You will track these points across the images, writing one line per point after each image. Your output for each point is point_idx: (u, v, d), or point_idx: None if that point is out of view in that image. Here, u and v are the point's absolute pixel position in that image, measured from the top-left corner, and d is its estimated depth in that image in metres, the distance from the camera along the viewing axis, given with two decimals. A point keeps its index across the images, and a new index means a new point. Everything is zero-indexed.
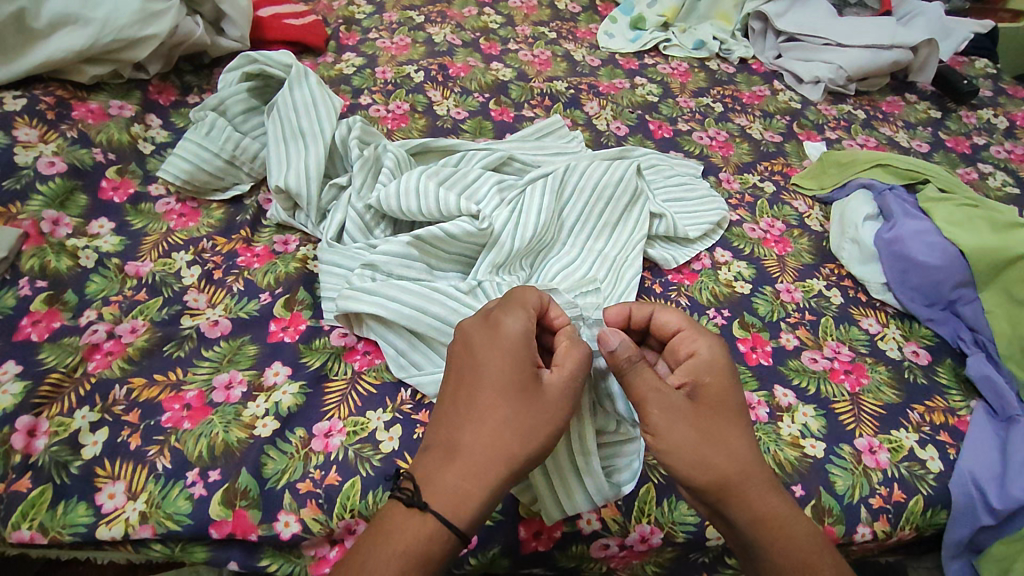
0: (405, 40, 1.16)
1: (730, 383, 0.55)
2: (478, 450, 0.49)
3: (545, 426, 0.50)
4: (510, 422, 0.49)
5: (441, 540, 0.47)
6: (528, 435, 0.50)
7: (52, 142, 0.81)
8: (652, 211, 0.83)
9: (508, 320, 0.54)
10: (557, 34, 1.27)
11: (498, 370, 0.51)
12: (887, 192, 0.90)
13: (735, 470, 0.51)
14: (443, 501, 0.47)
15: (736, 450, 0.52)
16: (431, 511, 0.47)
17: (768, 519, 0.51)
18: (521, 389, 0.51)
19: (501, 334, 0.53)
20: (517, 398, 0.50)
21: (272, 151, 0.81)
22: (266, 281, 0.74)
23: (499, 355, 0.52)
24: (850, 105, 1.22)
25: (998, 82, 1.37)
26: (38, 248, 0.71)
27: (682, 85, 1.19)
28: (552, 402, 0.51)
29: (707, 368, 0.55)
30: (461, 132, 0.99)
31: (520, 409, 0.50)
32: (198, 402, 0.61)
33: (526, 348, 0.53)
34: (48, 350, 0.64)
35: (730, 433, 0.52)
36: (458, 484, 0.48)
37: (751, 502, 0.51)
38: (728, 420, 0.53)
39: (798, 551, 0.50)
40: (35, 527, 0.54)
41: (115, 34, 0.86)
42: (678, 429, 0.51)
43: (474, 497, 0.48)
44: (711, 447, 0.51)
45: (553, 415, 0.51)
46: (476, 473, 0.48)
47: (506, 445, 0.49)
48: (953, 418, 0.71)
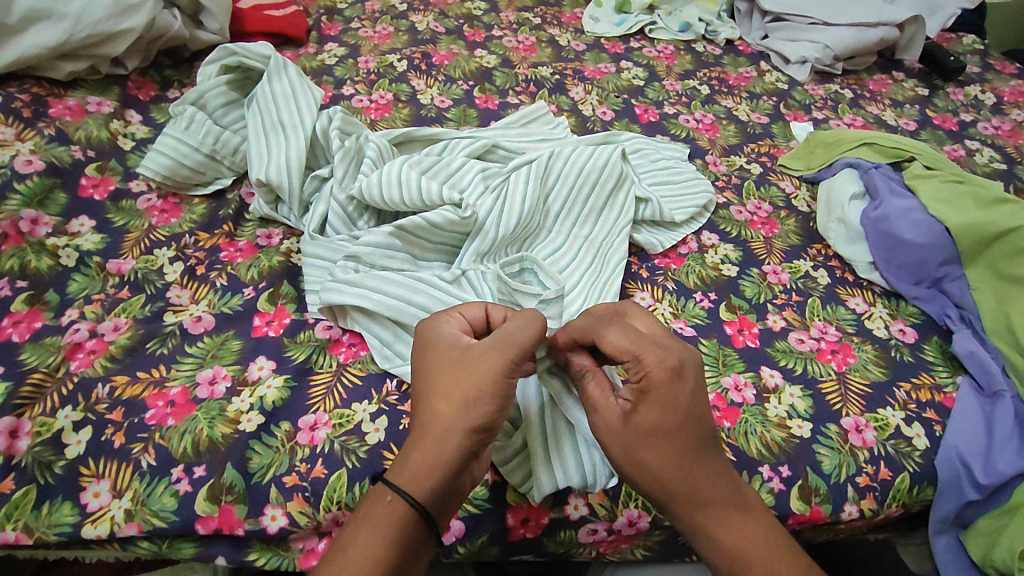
0: (388, 29, 1.15)
1: (675, 402, 0.50)
2: (416, 421, 0.51)
3: (468, 380, 0.50)
4: (436, 390, 0.51)
5: (387, 503, 0.47)
6: (455, 394, 0.50)
7: (29, 140, 0.79)
8: (638, 196, 0.83)
9: (433, 319, 0.57)
10: (542, 19, 1.26)
11: (423, 356, 0.54)
12: (874, 170, 0.90)
13: (671, 484, 0.50)
14: (390, 470, 0.49)
15: (668, 471, 0.50)
16: (379, 477, 0.49)
17: (705, 529, 0.51)
18: (443, 362, 0.52)
19: (426, 329, 0.56)
20: (438, 369, 0.52)
21: (253, 144, 0.80)
22: (249, 275, 0.73)
23: (423, 348, 0.55)
24: (837, 85, 1.21)
25: (986, 58, 1.37)
26: (17, 247, 0.70)
27: (669, 68, 1.18)
28: (479, 361, 0.51)
29: (654, 389, 0.50)
30: (446, 121, 0.98)
31: (446, 374, 0.51)
32: (182, 398, 0.61)
33: (448, 334, 0.54)
34: (30, 351, 0.63)
35: (665, 453, 0.50)
36: (402, 452, 0.50)
37: (688, 514, 0.51)
38: (669, 440, 0.50)
39: (729, 558, 0.50)
40: (19, 528, 0.54)
41: (90, 29, 0.85)
42: (613, 445, 0.51)
43: (412, 459, 0.48)
44: (642, 464, 0.50)
45: (480, 369, 0.50)
46: (416, 438, 0.50)
47: (437, 409, 0.50)
48: (940, 395, 0.71)
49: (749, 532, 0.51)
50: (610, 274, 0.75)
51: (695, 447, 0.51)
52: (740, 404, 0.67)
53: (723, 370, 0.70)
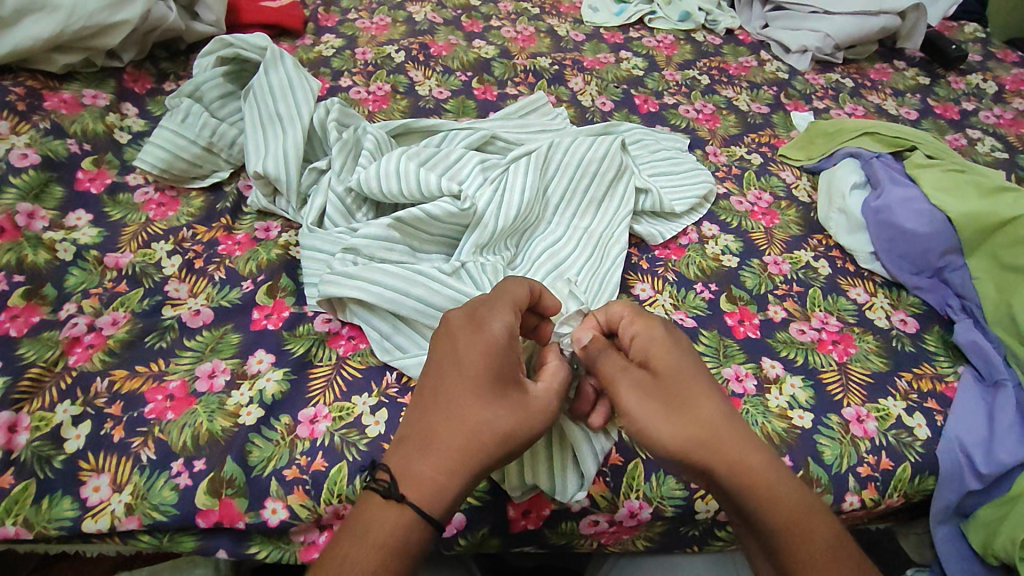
0: (385, 20, 1.14)
1: (686, 362, 0.55)
2: (456, 442, 0.49)
3: (523, 431, 0.51)
4: (485, 425, 0.50)
5: (416, 529, 0.47)
6: (507, 441, 0.50)
7: (24, 133, 0.79)
8: (638, 186, 0.82)
9: (492, 321, 0.54)
10: (540, 10, 1.24)
11: (479, 370, 0.52)
12: (874, 159, 0.90)
13: (710, 437, 0.51)
14: (422, 492, 0.48)
15: (705, 419, 0.52)
16: (405, 500, 0.47)
17: (754, 488, 0.50)
18: (498, 391, 0.51)
19: (484, 333, 0.53)
20: (489, 399, 0.50)
21: (250, 136, 0.79)
22: (248, 269, 0.73)
23: (479, 356, 0.52)
24: (838, 74, 1.21)
25: (987, 46, 1.36)
26: (14, 242, 0.70)
27: (668, 58, 1.18)
28: (534, 408, 0.52)
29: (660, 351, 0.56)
30: (444, 112, 0.98)
31: (504, 411, 0.50)
32: (181, 392, 0.61)
33: (507, 352, 0.53)
34: (27, 345, 0.63)
35: (701, 406, 0.53)
36: (433, 475, 0.48)
37: (734, 469, 0.50)
38: (697, 390, 0.53)
39: (781, 508, 0.50)
40: (19, 522, 0.54)
41: (84, 21, 0.84)
42: (645, 410, 0.52)
43: (450, 486, 0.48)
44: (681, 415, 0.52)
45: (538, 420, 0.52)
46: (454, 469, 0.49)
47: (484, 448, 0.49)
48: (941, 385, 0.71)
49: (793, 491, 0.51)
50: (610, 265, 0.75)
51: (722, 398, 0.53)
52: (741, 395, 0.67)
53: (723, 361, 0.70)
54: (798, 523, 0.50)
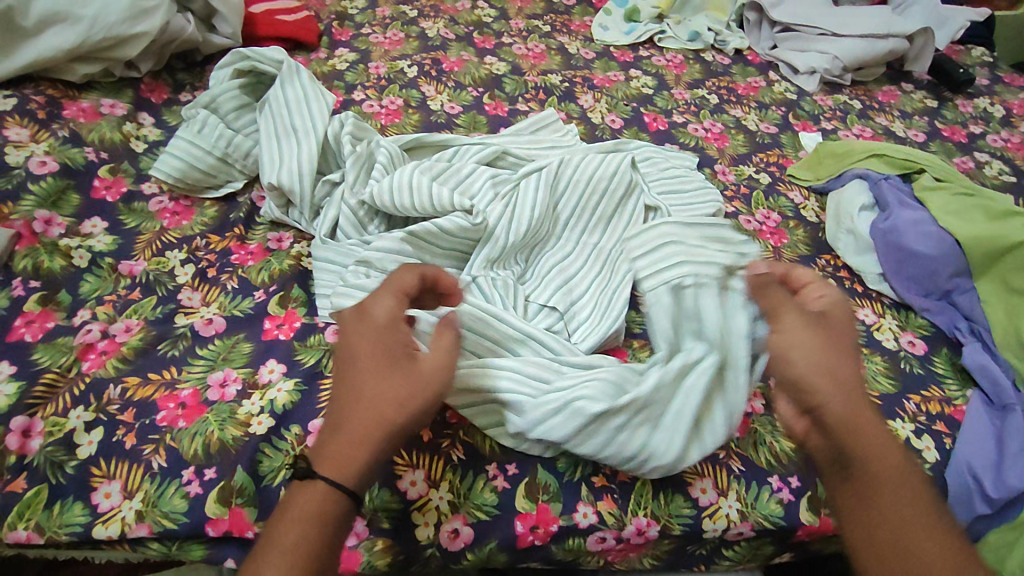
0: (399, 35, 1.16)
1: (853, 328, 0.55)
2: (355, 418, 0.49)
3: (420, 392, 0.50)
4: (383, 393, 0.49)
5: (329, 500, 0.46)
6: (407, 403, 0.49)
7: (44, 141, 0.80)
8: (647, 205, 0.83)
9: (375, 306, 0.54)
10: (551, 27, 1.26)
11: (368, 348, 0.51)
12: (883, 181, 0.90)
13: (841, 378, 0.51)
14: (329, 465, 0.47)
15: (841, 368, 0.51)
16: (313, 476, 0.47)
17: (869, 442, 0.49)
18: (395, 361, 0.51)
19: (368, 318, 0.53)
20: (388, 371, 0.50)
21: (266, 148, 0.80)
22: (260, 279, 0.74)
23: (371, 337, 0.52)
24: (846, 95, 1.22)
25: (995, 70, 1.37)
26: (31, 248, 0.71)
27: (677, 77, 1.19)
28: (428, 371, 0.51)
29: (831, 310, 0.55)
30: (456, 127, 0.99)
31: (401, 377, 0.50)
32: (193, 400, 0.61)
33: (393, 328, 0.53)
34: (42, 351, 0.63)
35: (839, 355, 0.52)
36: (338, 449, 0.48)
37: (847, 414, 0.50)
38: (838, 349, 0.52)
39: (890, 472, 0.48)
40: (30, 528, 0.54)
41: (105, 32, 0.86)
42: (805, 343, 0.52)
43: (358, 457, 0.47)
44: (822, 349, 0.52)
45: (434, 380, 0.51)
46: (360, 440, 0.48)
47: (382, 414, 0.49)
48: (950, 408, 0.71)
49: (905, 460, 0.49)
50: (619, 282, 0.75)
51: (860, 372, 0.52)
52: (750, 414, 0.67)
53: None
54: (904, 495, 0.48)
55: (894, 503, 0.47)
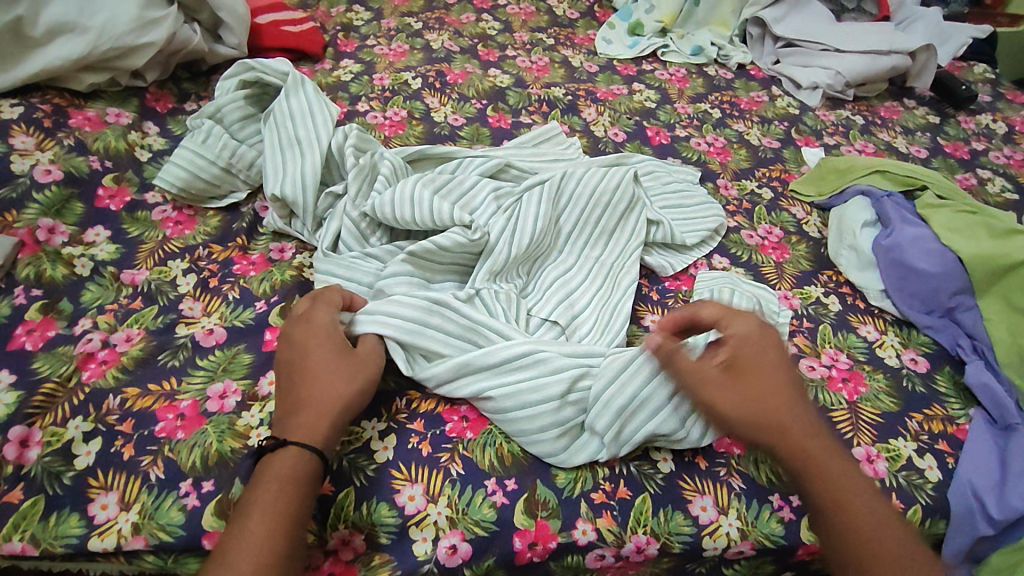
0: (404, 47, 1.17)
1: (760, 366, 0.58)
2: (313, 397, 0.55)
3: (363, 374, 0.58)
4: (332, 376, 0.57)
5: (301, 462, 0.52)
6: (353, 382, 0.57)
7: (49, 150, 0.80)
8: (650, 219, 0.83)
9: (316, 313, 0.61)
10: (555, 40, 1.27)
11: (313, 344, 0.58)
12: (885, 198, 0.90)
13: (785, 422, 0.56)
14: (298, 433, 0.53)
15: (788, 415, 0.56)
16: (285, 445, 0.52)
17: (819, 474, 0.55)
18: (335, 353, 0.58)
19: (309, 322, 0.60)
20: (335, 359, 0.58)
21: (270, 159, 0.81)
22: (262, 289, 0.74)
23: (314, 336, 0.59)
24: (849, 111, 1.22)
25: (997, 87, 1.37)
26: (33, 256, 0.71)
27: (680, 91, 1.19)
28: (365, 359, 0.59)
29: (747, 350, 0.59)
30: (459, 139, 0.99)
31: (347, 363, 0.58)
32: (192, 411, 0.61)
33: (333, 328, 0.60)
34: (42, 360, 0.63)
35: (785, 400, 0.57)
36: (301, 423, 0.54)
37: (798, 452, 0.55)
38: (798, 394, 0.58)
39: (837, 505, 0.54)
40: (26, 539, 0.53)
41: (112, 42, 0.86)
42: (745, 407, 0.56)
43: (321, 425, 0.54)
44: (761, 405, 0.56)
45: (371, 364, 0.60)
46: (322, 413, 0.55)
47: (336, 393, 0.56)
48: (952, 427, 0.71)
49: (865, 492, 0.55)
50: (621, 295, 0.75)
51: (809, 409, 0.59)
52: None
53: None
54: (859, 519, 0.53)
55: (859, 527, 0.53)
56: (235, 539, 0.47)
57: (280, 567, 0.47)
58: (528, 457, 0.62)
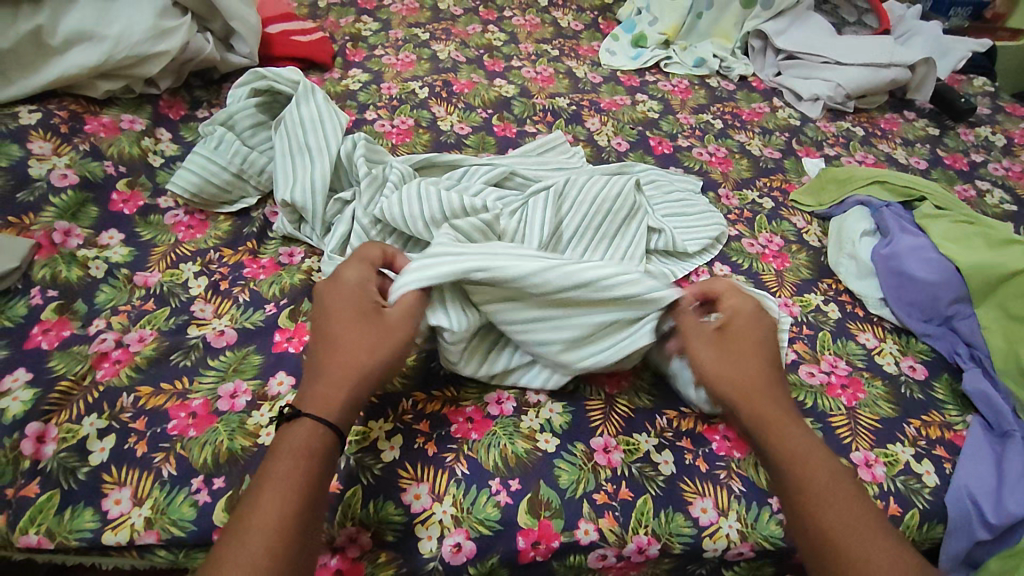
0: (411, 57, 1.19)
1: (751, 339, 0.62)
2: (334, 365, 0.56)
3: (386, 340, 0.58)
4: (354, 343, 0.57)
5: (316, 432, 0.53)
6: (373, 349, 0.57)
7: (65, 155, 0.82)
8: (651, 226, 0.84)
9: (348, 274, 0.62)
10: (559, 52, 1.29)
11: (340, 306, 0.59)
12: (885, 208, 0.92)
13: (751, 391, 0.59)
14: (313, 404, 0.54)
15: (755, 380, 0.60)
16: (301, 414, 0.54)
17: (785, 442, 0.57)
18: (359, 318, 0.58)
19: (340, 282, 0.61)
20: (358, 325, 0.58)
21: (281, 165, 0.82)
22: (271, 292, 0.75)
23: (343, 299, 0.60)
24: (849, 122, 1.24)
25: (996, 100, 1.39)
26: (50, 258, 0.73)
27: (683, 102, 1.21)
28: (393, 322, 0.59)
29: (738, 324, 0.63)
30: (465, 147, 1.01)
31: (369, 329, 0.58)
32: (203, 410, 0.63)
33: (362, 290, 0.60)
34: (57, 359, 0.65)
35: (751, 366, 0.60)
36: (322, 392, 0.55)
37: (760, 418, 0.58)
38: (774, 369, 0.61)
39: (806, 464, 0.55)
40: (42, 532, 0.55)
41: (128, 51, 0.88)
42: (720, 362, 0.60)
43: (337, 397, 0.55)
44: (726, 372, 0.60)
45: (397, 328, 0.59)
46: (340, 383, 0.55)
47: (357, 361, 0.56)
48: (950, 433, 0.72)
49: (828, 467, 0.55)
50: None
51: (788, 394, 0.61)
52: None
53: None
54: (822, 482, 0.54)
55: (821, 490, 0.54)
56: (249, 511, 0.48)
57: (291, 540, 0.47)
58: (531, 458, 0.63)
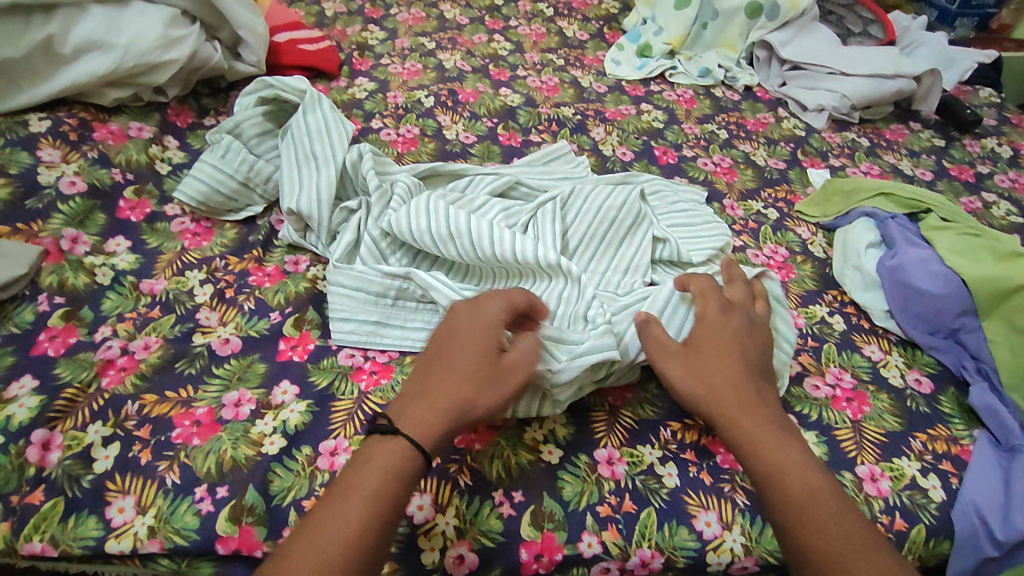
0: (417, 66, 1.20)
1: (719, 340, 0.62)
2: (436, 388, 0.55)
3: (496, 383, 0.56)
4: (459, 372, 0.56)
5: (407, 456, 0.51)
6: (482, 389, 0.56)
7: (74, 162, 0.83)
8: (656, 236, 0.83)
9: (493, 302, 0.61)
10: (565, 61, 1.30)
11: (461, 335, 0.58)
12: (890, 220, 0.91)
13: (723, 397, 0.59)
14: (410, 424, 0.53)
15: (725, 382, 0.59)
16: (398, 432, 0.52)
17: (760, 451, 0.56)
18: (476, 353, 0.57)
19: (483, 311, 0.60)
20: (473, 359, 0.56)
21: (286, 174, 0.83)
22: (276, 300, 0.75)
23: (471, 327, 0.59)
24: (854, 133, 1.24)
25: (1002, 111, 1.39)
26: (57, 265, 0.74)
27: (688, 111, 1.21)
28: (507, 366, 0.58)
29: (704, 330, 0.63)
30: (470, 156, 1.01)
31: (483, 367, 0.56)
32: (207, 418, 0.63)
33: (495, 325, 0.59)
34: (63, 366, 0.65)
35: (724, 372, 0.60)
36: (420, 412, 0.54)
37: (742, 433, 0.57)
38: (748, 376, 0.60)
39: (785, 469, 0.55)
40: (45, 540, 0.55)
41: (137, 59, 0.89)
42: (690, 373, 0.61)
43: (433, 423, 0.53)
44: (702, 380, 0.60)
45: (511, 374, 0.58)
46: (440, 410, 0.54)
47: (461, 391, 0.55)
48: (956, 447, 0.71)
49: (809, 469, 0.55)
50: None
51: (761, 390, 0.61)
52: None
53: None
54: (801, 483, 0.54)
55: (804, 496, 0.53)
56: (331, 518, 0.47)
57: (365, 562, 0.46)
58: (535, 470, 0.63)
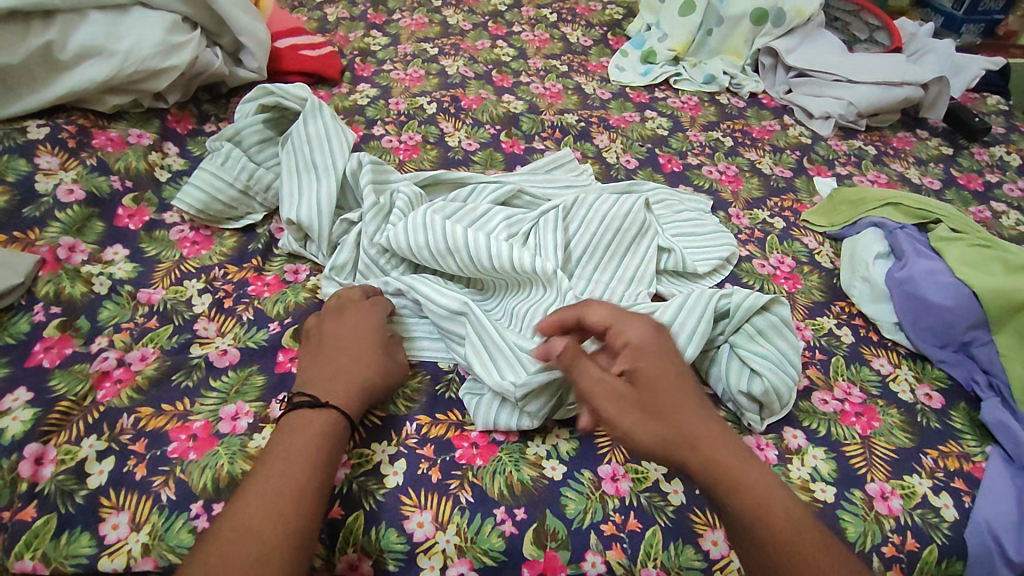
0: (419, 72, 1.19)
1: (665, 373, 0.55)
2: (355, 374, 0.61)
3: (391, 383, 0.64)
4: (359, 363, 0.62)
5: (333, 424, 0.56)
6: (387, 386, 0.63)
7: (72, 170, 0.82)
8: (661, 246, 0.83)
9: (349, 310, 0.67)
10: (569, 67, 1.29)
11: (344, 333, 0.64)
12: (898, 231, 0.90)
13: (689, 437, 0.52)
14: (336, 400, 0.58)
15: (694, 422, 0.53)
16: (327, 405, 0.57)
17: (737, 485, 0.51)
18: (371, 350, 0.64)
19: (348, 314, 0.66)
20: (375, 357, 0.63)
21: (286, 182, 0.82)
22: (275, 310, 0.74)
23: (352, 327, 0.65)
24: (860, 141, 1.22)
25: (1010, 119, 1.37)
26: (54, 274, 0.73)
27: (692, 119, 1.20)
28: (389, 369, 0.65)
29: (645, 356, 0.56)
30: (473, 163, 1.00)
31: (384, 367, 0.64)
32: (204, 432, 0.62)
33: (376, 330, 0.66)
34: (58, 378, 0.64)
35: (692, 410, 0.53)
36: (338, 392, 0.59)
37: (710, 472, 0.51)
38: (704, 407, 0.55)
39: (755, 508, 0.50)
40: (37, 557, 0.54)
41: (137, 65, 0.88)
42: (651, 420, 0.52)
43: (354, 403, 0.59)
44: (668, 428, 0.52)
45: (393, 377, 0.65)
46: (359, 394, 0.60)
47: (369, 381, 0.61)
48: (969, 464, 0.70)
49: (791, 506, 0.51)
50: None
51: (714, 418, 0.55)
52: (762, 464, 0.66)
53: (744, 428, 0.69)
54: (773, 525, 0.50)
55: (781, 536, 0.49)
56: (264, 479, 0.50)
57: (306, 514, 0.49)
58: (538, 487, 0.62)
